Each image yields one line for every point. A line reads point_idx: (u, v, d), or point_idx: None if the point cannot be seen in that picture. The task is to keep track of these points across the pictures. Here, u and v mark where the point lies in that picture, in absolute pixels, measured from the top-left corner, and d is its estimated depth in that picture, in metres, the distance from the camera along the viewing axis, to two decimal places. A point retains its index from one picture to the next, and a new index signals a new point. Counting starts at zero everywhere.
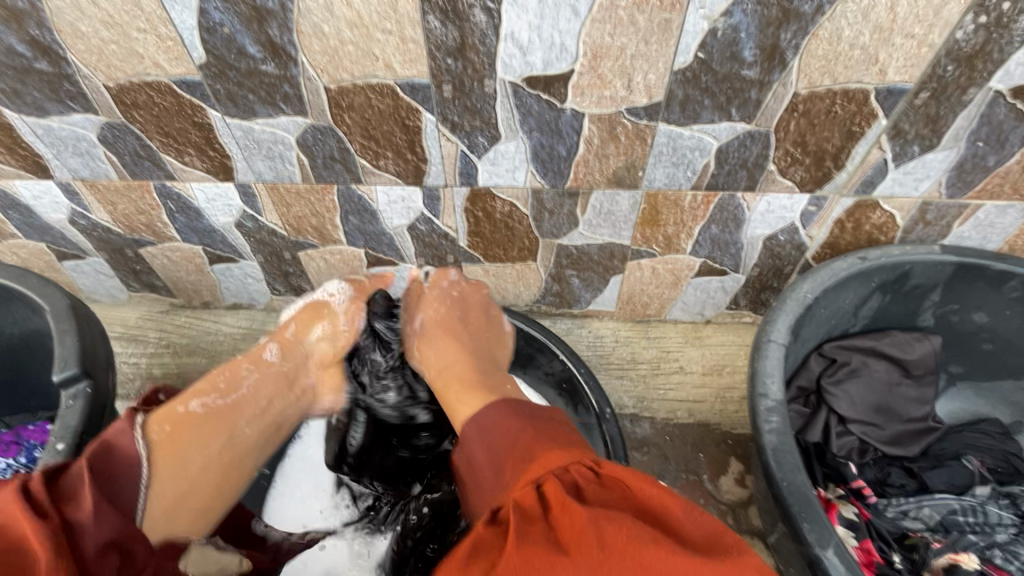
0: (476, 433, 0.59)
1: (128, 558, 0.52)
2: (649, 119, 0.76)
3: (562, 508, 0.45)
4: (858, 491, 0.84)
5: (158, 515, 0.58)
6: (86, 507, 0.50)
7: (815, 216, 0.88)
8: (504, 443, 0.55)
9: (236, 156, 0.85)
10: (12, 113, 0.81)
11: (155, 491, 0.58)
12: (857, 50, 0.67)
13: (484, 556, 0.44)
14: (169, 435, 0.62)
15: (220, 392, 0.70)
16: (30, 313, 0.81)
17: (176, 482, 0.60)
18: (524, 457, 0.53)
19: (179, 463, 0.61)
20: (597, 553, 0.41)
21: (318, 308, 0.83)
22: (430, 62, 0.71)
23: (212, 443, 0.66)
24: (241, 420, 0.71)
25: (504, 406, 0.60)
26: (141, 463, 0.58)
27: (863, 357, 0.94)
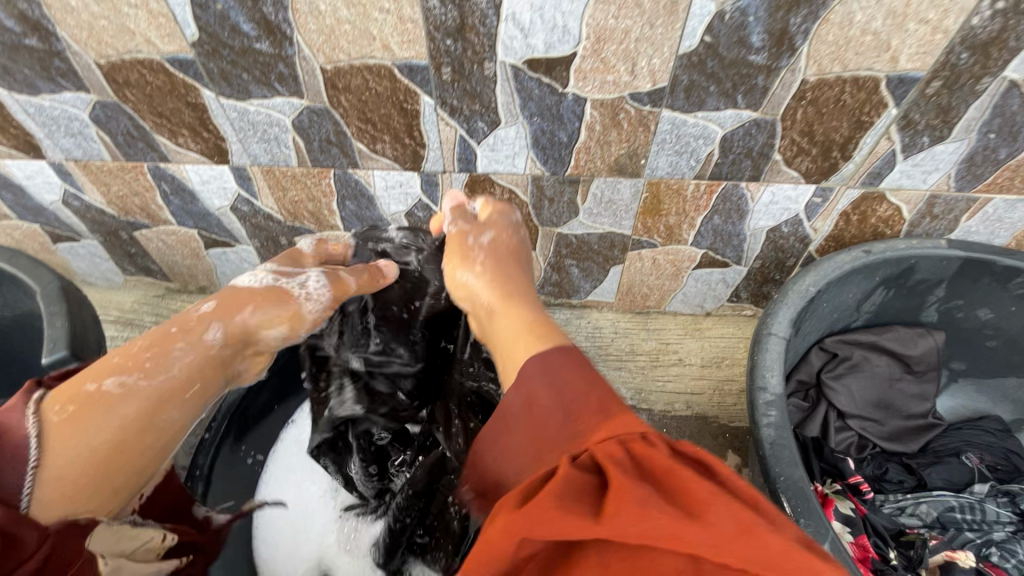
0: (537, 373, 0.47)
1: (16, 544, 0.43)
2: (652, 106, 0.74)
3: (663, 469, 0.37)
4: (854, 487, 0.83)
5: (53, 504, 0.47)
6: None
7: (820, 208, 0.87)
8: (574, 388, 0.45)
9: (231, 138, 0.84)
10: (2, 90, 0.80)
11: (51, 479, 0.47)
12: (869, 36, 0.65)
13: (577, 508, 0.35)
14: (71, 416, 0.51)
15: (142, 371, 0.56)
16: (21, 295, 0.80)
17: (79, 459, 0.49)
18: (600, 409, 0.43)
19: (80, 443, 0.50)
20: (717, 526, 0.33)
21: (280, 292, 0.69)
22: (428, 43, 0.69)
23: (121, 425, 0.53)
24: (141, 406, 0.54)
25: (572, 354, 0.48)
26: (32, 445, 0.48)
27: (864, 352, 0.92)
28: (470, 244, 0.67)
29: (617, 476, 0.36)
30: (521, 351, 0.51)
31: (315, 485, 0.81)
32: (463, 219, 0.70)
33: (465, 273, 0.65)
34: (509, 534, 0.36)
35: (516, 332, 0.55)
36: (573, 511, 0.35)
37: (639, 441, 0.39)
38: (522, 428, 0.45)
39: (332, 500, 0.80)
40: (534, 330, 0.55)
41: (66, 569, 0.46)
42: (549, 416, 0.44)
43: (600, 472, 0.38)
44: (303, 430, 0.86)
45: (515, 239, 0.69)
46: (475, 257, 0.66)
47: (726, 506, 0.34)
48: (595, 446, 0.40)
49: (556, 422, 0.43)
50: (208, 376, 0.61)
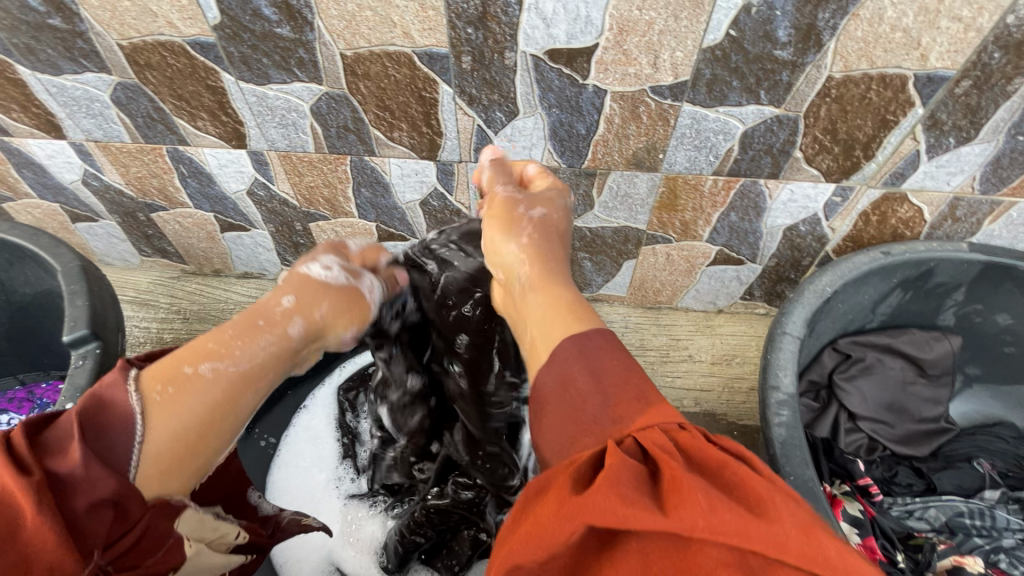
0: (573, 356, 0.43)
1: (123, 517, 0.38)
2: (673, 99, 0.73)
3: (716, 463, 0.33)
4: (864, 488, 0.83)
5: (150, 480, 0.40)
6: (75, 460, 0.36)
7: (839, 208, 0.86)
8: (614, 372, 0.41)
9: (250, 123, 0.84)
10: (26, 70, 0.80)
11: (155, 452, 0.40)
12: (899, 33, 0.64)
13: (639, 498, 0.31)
14: (169, 391, 0.42)
15: (232, 353, 0.46)
16: (42, 273, 0.82)
17: (173, 445, 0.41)
18: (644, 396, 0.39)
19: (179, 422, 0.42)
20: (784, 528, 0.29)
21: (349, 293, 0.54)
22: (449, 31, 0.69)
23: (215, 410, 0.44)
24: (233, 392, 0.45)
25: (613, 338, 0.44)
26: (136, 417, 0.40)
27: (878, 354, 0.92)
28: (516, 211, 0.57)
29: (676, 468, 0.32)
30: (552, 332, 0.46)
31: (324, 472, 0.84)
32: (508, 183, 0.62)
33: (508, 243, 0.54)
34: (572, 518, 0.31)
35: (553, 312, 0.48)
36: (637, 504, 0.30)
37: (681, 430, 0.36)
38: (556, 417, 0.41)
39: (338, 489, 0.82)
40: (571, 313, 0.48)
41: (155, 553, 0.41)
42: (587, 401, 0.40)
43: (651, 462, 0.34)
44: (314, 417, 0.88)
45: (563, 219, 0.59)
46: (522, 225, 0.56)
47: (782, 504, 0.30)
48: (640, 434, 0.36)
49: (593, 408, 0.39)
50: (284, 368, 0.50)
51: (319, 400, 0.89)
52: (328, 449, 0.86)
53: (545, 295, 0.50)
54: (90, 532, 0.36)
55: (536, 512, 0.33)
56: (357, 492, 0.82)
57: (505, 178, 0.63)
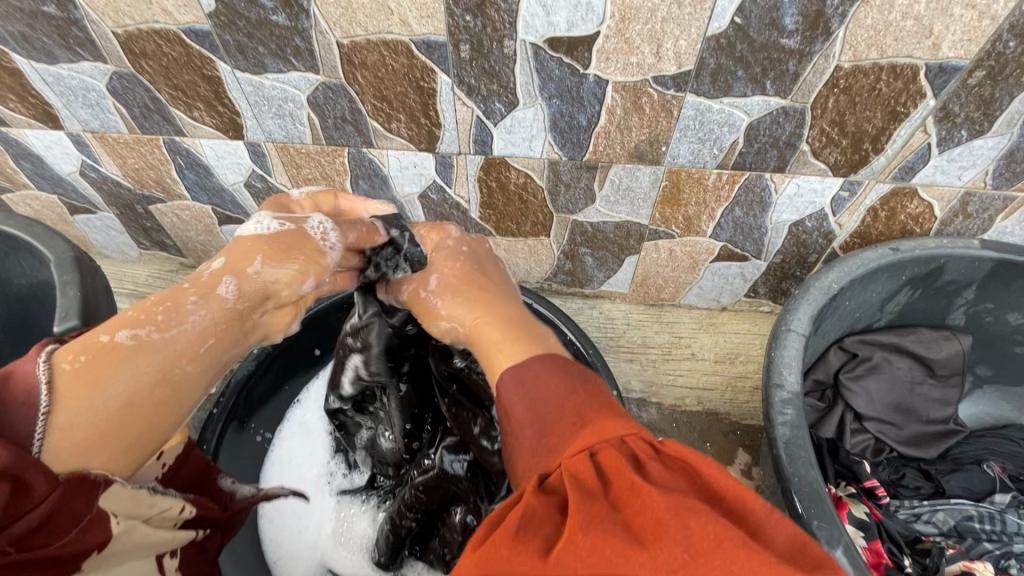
0: (513, 386, 0.47)
1: (26, 493, 0.38)
2: (676, 90, 0.72)
3: (626, 485, 0.35)
4: (870, 490, 0.82)
5: (61, 457, 0.40)
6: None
7: (847, 203, 0.84)
8: (552, 398, 0.44)
9: (246, 113, 0.83)
10: (21, 59, 0.80)
11: (62, 427, 0.40)
12: (911, 21, 0.62)
13: (534, 539, 0.34)
14: (83, 366, 0.43)
15: (153, 322, 0.46)
16: (37, 264, 0.81)
17: (85, 424, 0.41)
18: (575, 417, 0.42)
19: (91, 397, 0.42)
20: (679, 555, 0.31)
21: (287, 238, 0.54)
22: (447, 19, 0.67)
23: (139, 382, 0.44)
24: (157, 360, 0.45)
25: (555, 362, 0.47)
26: (40, 389, 0.41)
27: (885, 353, 0.90)
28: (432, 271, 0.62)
29: (579, 503, 0.35)
30: (500, 359, 0.50)
31: (316, 469, 0.82)
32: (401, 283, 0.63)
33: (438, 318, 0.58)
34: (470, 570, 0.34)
35: (501, 344, 0.52)
36: (521, 551, 0.33)
37: (610, 449, 0.38)
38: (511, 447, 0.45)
39: (330, 485, 0.81)
40: (513, 339, 0.52)
41: (69, 531, 0.41)
42: (526, 432, 0.44)
43: (565, 489, 0.37)
44: (307, 411, 0.87)
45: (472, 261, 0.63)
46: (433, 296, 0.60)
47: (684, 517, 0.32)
48: (569, 461, 0.39)
49: (531, 440, 0.43)
50: (227, 331, 0.49)
51: (312, 395, 0.88)
52: (321, 445, 0.84)
53: (485, 338, 0.53)
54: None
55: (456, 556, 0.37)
56: (349, 488, 0.81)
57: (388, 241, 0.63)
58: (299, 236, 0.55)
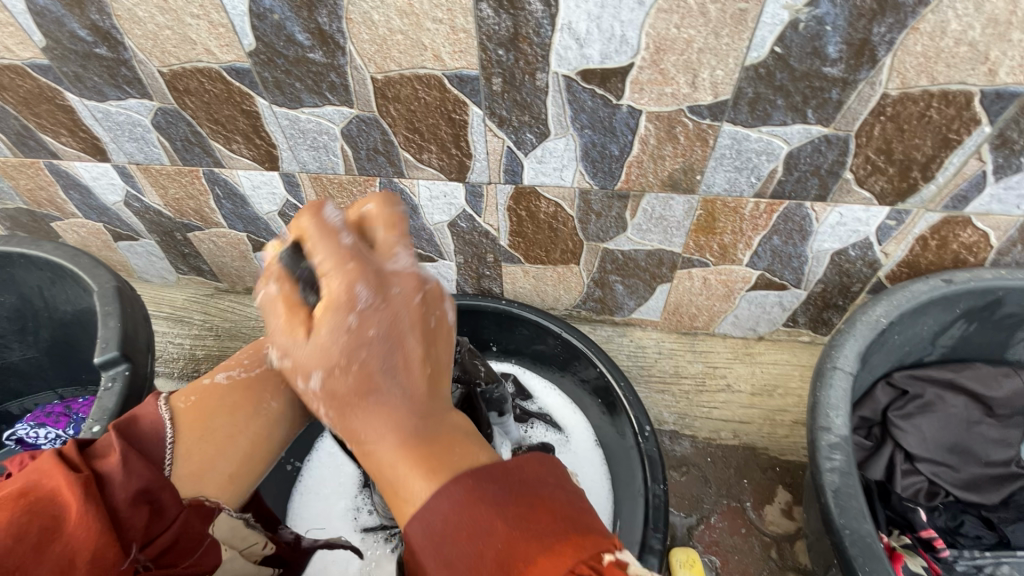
0: (435, 534, 0.39)
1: (160, 514, 0.45)
2: (712, 119, 0.70)
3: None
4: (927, 541, 0.77)
5: (185, 480, 0.49)
6: (113, 460, 0.43)
7: (893, 232, 0.80)
8: (475, 552, 0.37)
9: (282, 146, 0.85)
10: (73, 97, 0.83)
11: (185, 455, 0.50)
12: (964, 47, 0.59)
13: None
14: (195, 405, 0.53)
15: (243, 366, 0.58)
16: (82, 292, 0.84)
17: (198, 454, 0.50)
18: (514, 564, 0.35)
19: (203, 427, 0.52)
20: None
21: None
22: (480, 53, 0.68)
23: (239, 412, 0.54)
24: (245, 393, 0.56)
25: (462, 495, 0.39)
26: (165, 423, 0.50)
27: (938, 390, 0.85)
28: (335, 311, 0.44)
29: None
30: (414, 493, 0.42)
31: (342, 501, 0.83)
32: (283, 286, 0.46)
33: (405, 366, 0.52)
34: None
35: (401, 461, 0.43)
36: None
37: None
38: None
39: (354, 520, 0.81)
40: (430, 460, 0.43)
41: (194, 552, 0.47)
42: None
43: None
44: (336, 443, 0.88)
45: (357, 359, 0.43)
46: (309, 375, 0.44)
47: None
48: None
49: None
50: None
51: None
52: (349, 476, 0.85)
53: (381, 469, 0.44)
54: (129, 523, 0.42)
55: None
56: (373, 526, 0.81)
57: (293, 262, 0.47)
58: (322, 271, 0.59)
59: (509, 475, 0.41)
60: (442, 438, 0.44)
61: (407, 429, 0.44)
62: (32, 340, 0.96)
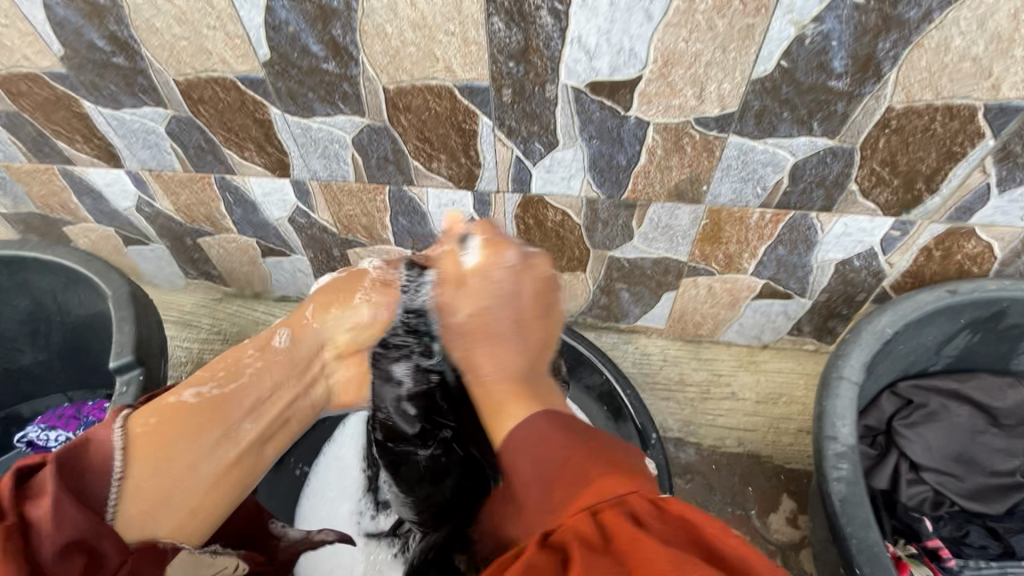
0: (522, 442, 0.44)
1: (97, 564, 0.41)
2: (719, 131, 0.71)
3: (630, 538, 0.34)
4: (933, 551, 0.78)
5: (132, 523, 0.46)
6: (46, 505, 0.40)
7: (898, 242, 0.81)
8: (550, 459, 0.41)
9: (294, 153, 0.86)
10: (89, 104, 0.85)
11: (135, 491, 0.47)
12: (968, 62, 0.60)
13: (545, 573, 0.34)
14: (154, 429, 0.51)
15: (214, 381, 0.58)
16: (95, 297, 0.85)
17: (150, 487, 0.48)
18: (578, 479, 0.39)
19: (162, 454, 0.50)
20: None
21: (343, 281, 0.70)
22: (491, 65, 0.69)
23: (201, 436, 0.53)
24: (212, 414, 0.55)
25: (550, 419, 0.45)
26: (116, 453, 0.48)
27: (943, 400, 0.85)
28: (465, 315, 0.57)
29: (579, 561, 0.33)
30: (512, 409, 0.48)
31: (347, 505, 0.83)
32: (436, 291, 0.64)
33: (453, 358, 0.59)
34: None
35: (509, 392, 0.50)
36: None
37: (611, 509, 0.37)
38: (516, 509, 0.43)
39: (359, 525, 0.82)
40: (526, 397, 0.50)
41: None
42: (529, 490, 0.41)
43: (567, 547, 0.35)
44: (342, 447, 0.88)
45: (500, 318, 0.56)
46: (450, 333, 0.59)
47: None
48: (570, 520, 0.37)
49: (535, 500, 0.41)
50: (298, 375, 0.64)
51: (347, 430, 0.89)
52: (354, 481, 0.85)
53: (489, 392, 0.51)
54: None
55: None
56: (377, 531, 0.81)
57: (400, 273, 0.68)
58: (348, 279, 0.71)
59: (583, 424, 0.45)
60: (542, 389, 0.52)
61: (521, 371, 0.53)
62: (44, 343, 0.97)
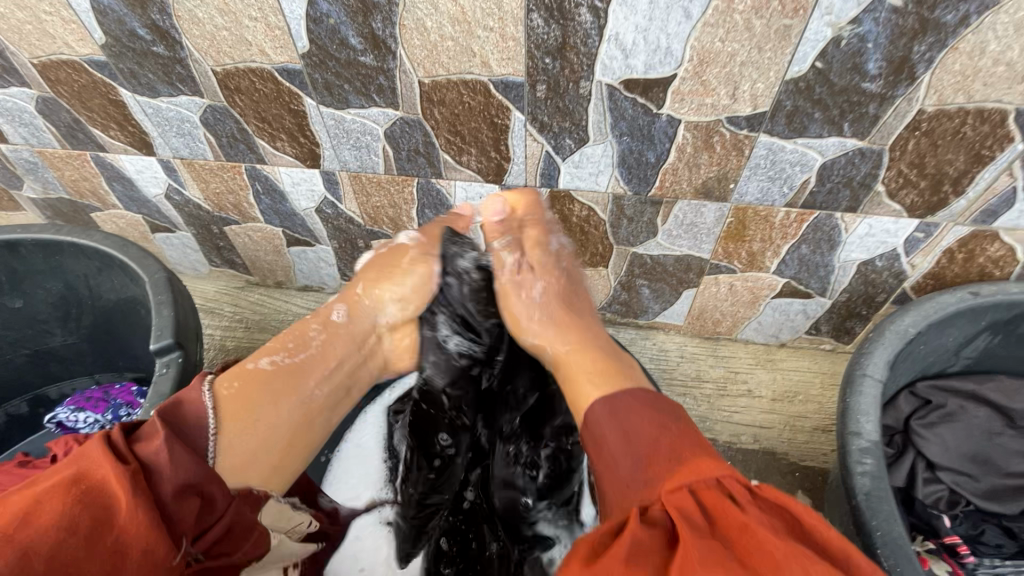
0: (609, 412, 0.55)
1: (208, 505, 0.48)
2: (749, 130, 0.72)
3: (737, 527, 0.41)
4: (951, 547, 0.80)
5: (230, 474, 0.53)
6: (158, 446, 0.47)
7: (921, 244, 0.81)
8: (643, 433, 0.51)
9: (325, 144, 0.87)
10: (126, 92, 0.86)
11: (227, 449, 0.54)
12: (1002, 67, 0.61)
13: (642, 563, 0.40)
14: (239, 391, 0.57)
15: (287, 350, 0.64)
16: (128, 282, 0.87)
17: (249, 440, 0.56)
18: (666, 459, 0.48)
19: (246, 419, 0.56)
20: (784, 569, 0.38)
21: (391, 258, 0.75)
22: (527, 61, 0.70)
23: (281, 399, 0.60)
24: (291, 377, 0.62)
25: (644, 397, 0.55)
26: (210, 416, 0.53)
27: (960, 400, 0.86)
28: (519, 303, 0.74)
29: (688, 535, 0.41)
30: (591, 391, 0.58)
31: (370, 493, 0.85)
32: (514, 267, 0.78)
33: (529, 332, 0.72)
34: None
35: (579, 356, 0.65)
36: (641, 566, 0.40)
37: (712, 488, 0.44)
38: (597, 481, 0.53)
39: (382, 513, 0.84)
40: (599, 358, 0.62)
41: (246, 542, 0.52)
42: (620, 461, 0.51)
43: (670, 520, 0.43)
44: (363, 436, 0.89)
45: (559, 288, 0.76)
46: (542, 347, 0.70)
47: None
48: (669, 498, 0.45)
49: (626, 465, 0.50)
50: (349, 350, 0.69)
51: (368, 419, 0.90)
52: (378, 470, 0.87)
53: (574, 365, 0.64)
54: (178, 517, 0.45)
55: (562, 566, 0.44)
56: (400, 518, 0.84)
57: (442, 244, 0.76)
58: (391, 253, 0.76)
59: (673, 430, 0.51)
60: (614, 365, 0.62)
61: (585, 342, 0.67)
62: (74, 327, 0.99)
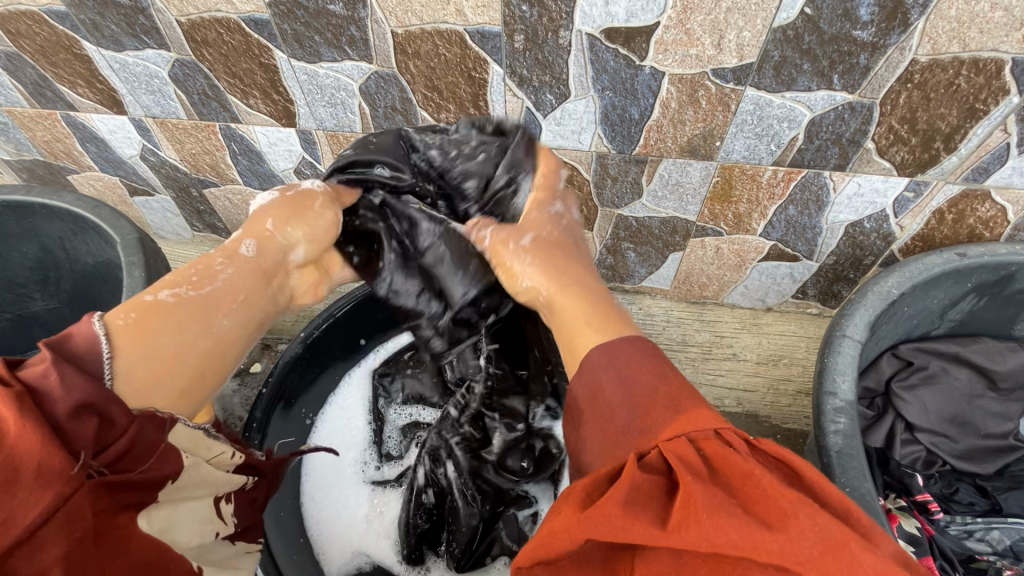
0: (611, 367, 0.44)
1: (109, 424, 0.38)
2: (736, 83, 0.69)
3: (743, 476, 0.35)
4: (922, 504, 0.81)
5: (131, 394, 0.42)
6: (47, 368, 0.36)
7: (911, 204, 0.80)
8: (643, 382, 0.42)
9: (300, 101, 0.84)
10: (91, 46, 0.83)
11: (126, 372, 0.42)
12: (999, 11, 0.58)
13: (645, 514, 0.34)
14: (136, 322, 0.45)
15: (190, 283, 0.49)
16: (103, 244, 0.85)
17: (154, 361, 0.44)
18: (663, 406, 0.41)
19: (146, 346, 0.44)
20: (809, 543, 0.31)
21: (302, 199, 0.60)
22: (504, 8, 0.67)
23: (188, 329, 0.47)
24: (197, 312, 0.48)
25: (643, 345, 0.45)
26: (101, 340, 0.42)
27: (942, 363, 0.86)
28: (506, 253, 0.56)
29: (691, 483, 0.34)
30: (591, 336, 0.47)
31: (353, 454, 0.86)
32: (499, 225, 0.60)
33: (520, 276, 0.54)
34: (572, 534, 0.34)
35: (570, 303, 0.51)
36: (638, 516, 0.34)
37: (713, 439, 0.37)
38: (590, 424, 0.44)
39: (364, 474, 0.84)
40: (586, 300, 0.51)
41: (146, 460, 0.40)
42: (616, 412, 0.42)
43: (673, 470, 0.36)
44: (349, 398, 0.90)
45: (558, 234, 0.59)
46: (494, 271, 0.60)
47: (859, 555, 0.31)
48: (670, 445, 0.38)
49: (624, 418, 0.42)
50: (257, 285, 0.54)
51: (352, 383, 0.91)
52: (362, 432, 0.87)
53: (572, 310, 0.51)
54: (76, 436, 0.36)
55: (553, 512, 0.37)
56: (382, 479, 0.84)
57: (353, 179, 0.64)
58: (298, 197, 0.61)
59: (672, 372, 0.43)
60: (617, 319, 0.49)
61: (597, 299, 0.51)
62: (54, 291, 0.98)
